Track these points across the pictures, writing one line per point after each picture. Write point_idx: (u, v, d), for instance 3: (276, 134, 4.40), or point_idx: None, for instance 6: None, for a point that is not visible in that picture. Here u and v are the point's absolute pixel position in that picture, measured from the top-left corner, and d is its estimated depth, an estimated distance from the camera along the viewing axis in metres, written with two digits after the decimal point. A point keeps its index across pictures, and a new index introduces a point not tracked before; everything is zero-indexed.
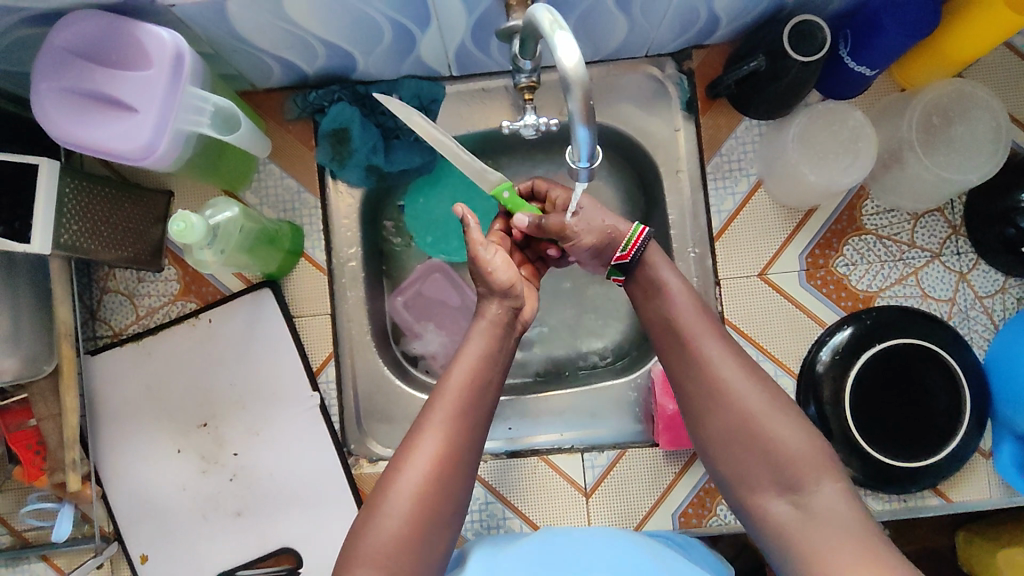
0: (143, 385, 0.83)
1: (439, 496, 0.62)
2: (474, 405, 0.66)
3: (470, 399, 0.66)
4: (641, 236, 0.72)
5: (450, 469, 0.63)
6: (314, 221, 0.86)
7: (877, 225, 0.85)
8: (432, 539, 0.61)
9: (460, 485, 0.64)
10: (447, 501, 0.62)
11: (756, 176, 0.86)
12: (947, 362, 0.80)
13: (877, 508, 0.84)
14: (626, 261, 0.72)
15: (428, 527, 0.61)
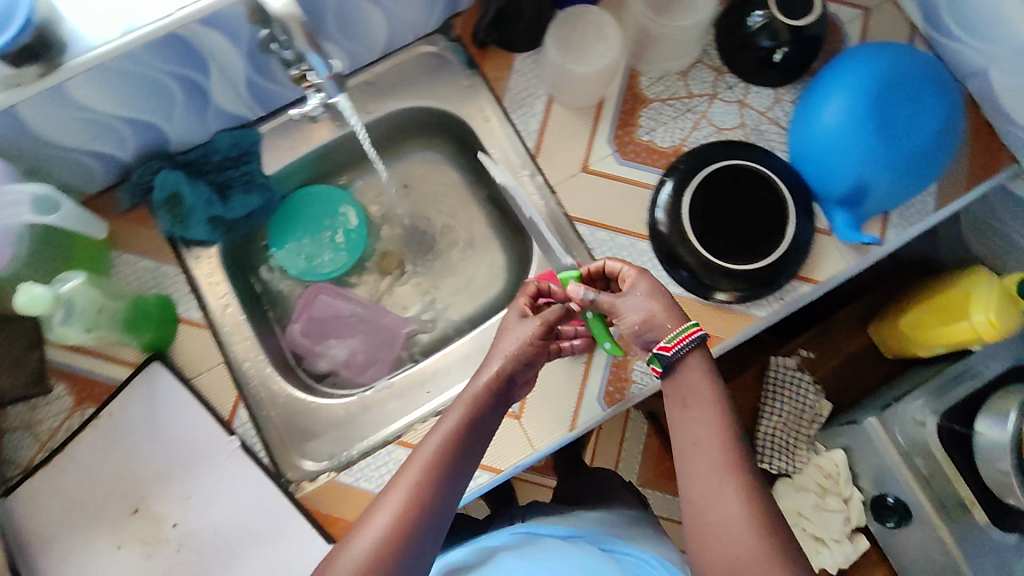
0: (66, 501, 0.82)
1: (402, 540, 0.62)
2: (446, 471, 0.67)
3: (440, 464, 0.66)
4: (691, 337, 0.72)
5: (407, 531, 0.62)
6: (180, 287, 0.90)
7: (657, 92, 0.98)
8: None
9: (420, 547, 0.63)
10: (404, 564, 0.61)
11: (546, 94, 0.97)
12: (746, 167, 0.91)
13: (763, 314, 0.92)
14: (667, 353, 0.72)
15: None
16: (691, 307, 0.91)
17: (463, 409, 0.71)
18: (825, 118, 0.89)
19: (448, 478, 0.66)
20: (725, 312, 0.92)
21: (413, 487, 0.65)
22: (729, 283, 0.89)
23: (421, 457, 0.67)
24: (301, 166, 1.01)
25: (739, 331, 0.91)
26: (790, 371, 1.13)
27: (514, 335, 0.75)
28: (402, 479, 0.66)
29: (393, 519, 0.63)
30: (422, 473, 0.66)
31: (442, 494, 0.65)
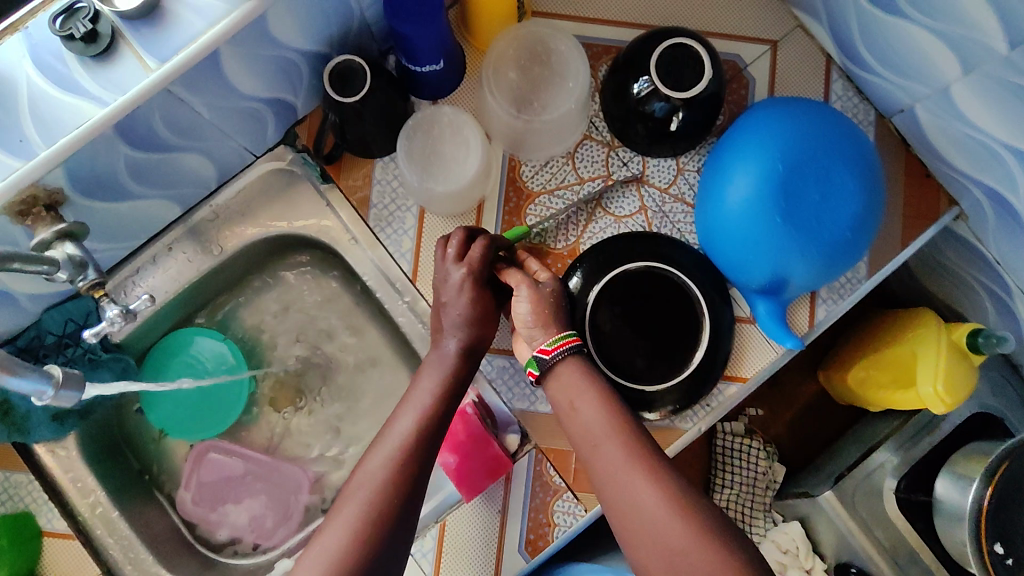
0: None
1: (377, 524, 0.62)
2: (417, 456, 0.67)
3: (413, 437, 0.68)
4: (569, 345, 0.72)
5: (385, 509, 0.63)
6: (37, 496, 0.82)
7: (543, 183, 0.85)
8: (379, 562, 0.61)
9: (398, 529, 0.63)
10: (383, 546, 0.62)
11: (416, 205, 0.84)
12: (641, 268, 0.81)
13: (690, 426, 0.82)
14: (543, 355, 0.72)
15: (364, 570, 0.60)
16: None
17: (435, 378, 0.72)
18: (731, 196, 0.76)
19: (417, 463, 0.67)
20: (652, 428, 0.82)
21: (392, 463, 0.66)
22: (643, 402, 0.80)
23: (396, 434, 0.68)
24: (163, 316, 0.89)
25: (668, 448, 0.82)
26: (737, 437, 1.06)
27: (457, 274, 0.75)
28: (379, 456, 0.67)
29: (372, 499, 0.63)
30: (397, 449, 0.67)
31: (419, 471, 0.66)
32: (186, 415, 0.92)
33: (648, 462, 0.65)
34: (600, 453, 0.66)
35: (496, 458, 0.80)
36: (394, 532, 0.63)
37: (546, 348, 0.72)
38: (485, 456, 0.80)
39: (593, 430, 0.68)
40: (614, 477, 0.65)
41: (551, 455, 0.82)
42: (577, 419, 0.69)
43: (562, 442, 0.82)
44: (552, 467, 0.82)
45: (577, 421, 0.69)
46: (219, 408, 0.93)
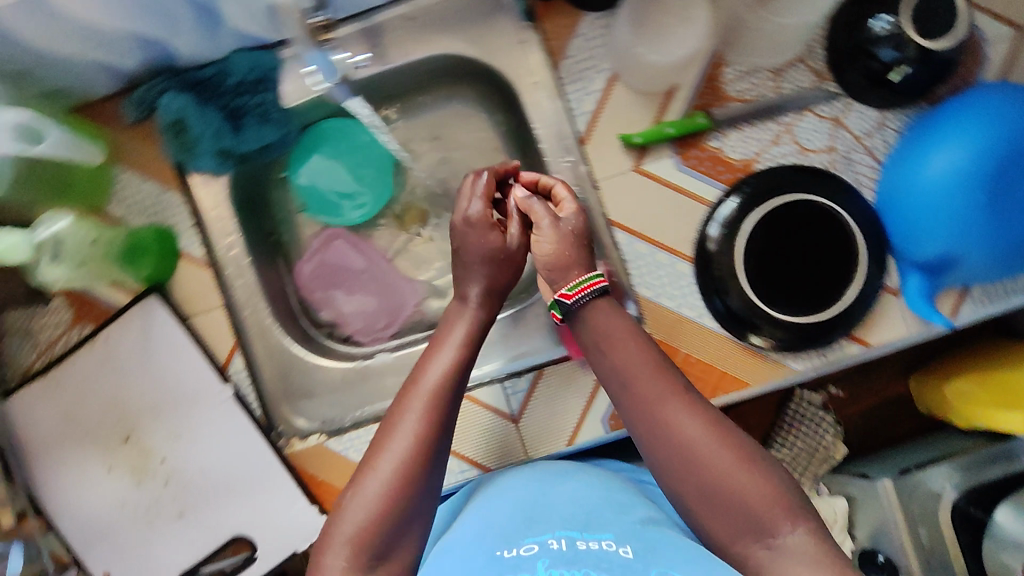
0: (61, 414, 0.84)
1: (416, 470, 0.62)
2: (443, 412, 0.65)
3: (448, 386, 0.66)
4: (598, 285, 0.67)
5: (422, 458, 0.62)
6: (182, 218, 0.86)
7: (741, 90, 0.83)
8: (413, 515, 0.61)
9: (429, 479, 0.63)
10: (417, 491, 0.62)
11: (609, 69, 0.83)
12: (816, 205, 0.79)
13: (797, 367, 0.84)
14: (566, 300, 0.68)
15: (402, 517, 0.60)
16: (720, 345, 0.84)
17: (464, 330, 0.71)
18: (934, 164, 0.75)
19: (449, 413, 0.65)
20: (760, 357, 0.84)
21: (422, 420, 0.63)
22: (769, 330, 0.81)
23: (422, 399, 0.64)
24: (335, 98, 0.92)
25: (768, 380, 0.84)
26: (813, 406, 1.07)
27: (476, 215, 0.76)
28: (411, 411, 0.64)
29: (402, 460, 0.62)
30: (424, 406, 0.64)
31: (450, 422, 0.65)
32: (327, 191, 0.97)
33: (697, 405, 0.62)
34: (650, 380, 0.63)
35: None
36: (427, 485, 0.62)
37: (569, 293, 0.68)
38: None
39: (643, 360, 0.64)
40: (646, 414, 0.62)
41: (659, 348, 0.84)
42: (608, 349, 0.65)
43: (675, 338, 0.84)
44: None
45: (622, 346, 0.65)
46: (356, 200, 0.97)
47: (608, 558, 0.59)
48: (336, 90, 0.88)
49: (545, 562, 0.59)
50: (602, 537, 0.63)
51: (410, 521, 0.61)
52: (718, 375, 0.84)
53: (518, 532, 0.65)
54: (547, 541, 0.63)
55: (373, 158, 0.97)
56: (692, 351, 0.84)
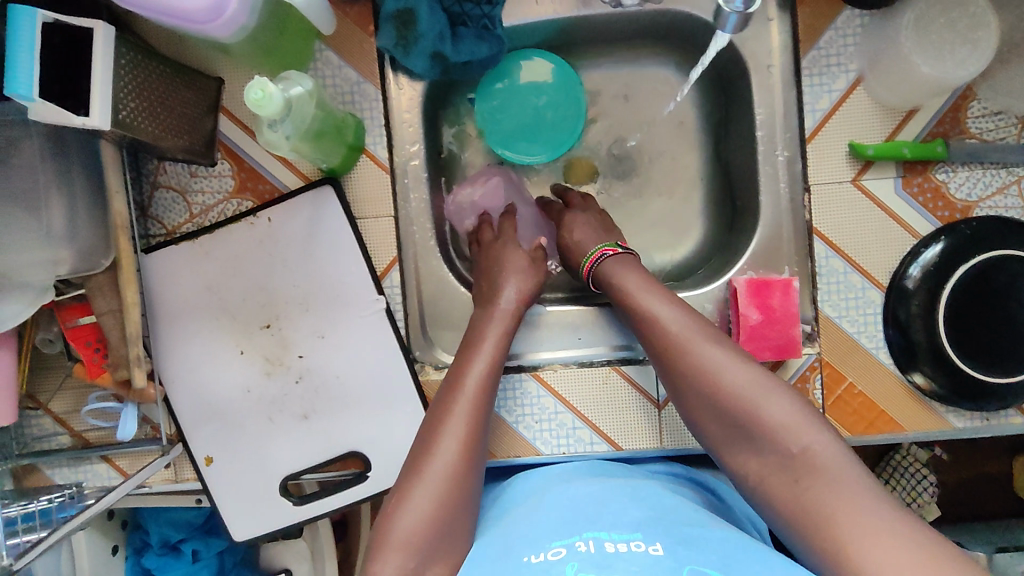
0: (202, 285, 0.80)
1: (467, 472, 0.65)
2: (475, 421, 0.68)
3: (480, 398, 0.69)
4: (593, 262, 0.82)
5: (468, 461, 0.66)
6: (375, 114, 0.80)
7: (982, 129, 0.79)
8: (462, 515, 0.63)
9: (473, 483, 0.66)
10: (469, 493, 0.65)
11: (856, 71, 0.79)
12: None
13: (958, 425, 0.81)
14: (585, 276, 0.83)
15: (451, 517, 0.63)
16: (885, 381, 0.81)
17: (487, 342, 0.74)
18: None
19: (478, 425, 0.68)
20: (922, 404, 0.81)
21: (461, 431, 0.67)
22: (945, 380, 0.78)
23: (464, 403, 0.68)
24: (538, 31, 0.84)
25: (925, 429, 0.81)
26: (916, 462, 1.06)
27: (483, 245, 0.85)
28: (455, 414, 0.68)
29: (454, 460, 0.65)
30: (471, 412, 0.68)
31: (484, 434, 0.69)
32: (505, 130, 0.88)
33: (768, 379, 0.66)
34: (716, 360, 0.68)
35: (794, 341, 0.77)
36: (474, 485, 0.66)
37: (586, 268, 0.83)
38: (784, 332, 0.77)
39: (711, 343, 0.69)
40: (705, 393, 0.67)
41: (826, 370, 0.81)
42: (682, 336, 0.70)
43: (844, 364, 0.81)
44: (820, 380, 0.81)
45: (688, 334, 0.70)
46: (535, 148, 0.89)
47: (640, 558, 0.54)
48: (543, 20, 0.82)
49: (574, 565, 0.54)
50: (631, 537, 0.58)
51: (461, 522, 0.63)
52: (877, 414, 0.81)
53: (542, 534, 0.60)
54: (573, 544, 0.57)
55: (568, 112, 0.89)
56: (859, 383, 0.81)
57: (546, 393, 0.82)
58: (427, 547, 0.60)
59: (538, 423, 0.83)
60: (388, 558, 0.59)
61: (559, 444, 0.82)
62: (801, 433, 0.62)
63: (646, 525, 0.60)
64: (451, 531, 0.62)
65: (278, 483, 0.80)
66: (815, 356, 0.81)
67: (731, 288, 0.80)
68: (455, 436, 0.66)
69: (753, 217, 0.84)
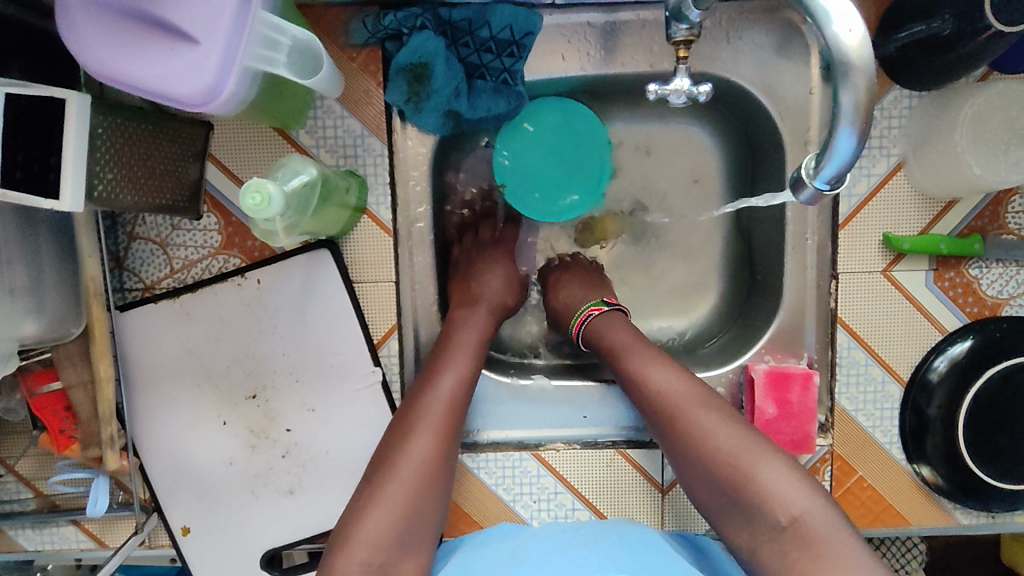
0: (183, 349, 0.73)
1: (434, 475, 0.63)
2: (447, 422, 0.66)
3: (454, 400, 0.67)
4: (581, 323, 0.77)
5: (441, 454, 0.64)
6: (378, 171, 0.74)
7: (1022, 224, 0.75)
8: (425, 518, 0.61)
9: (446, 480, 0.64)
10: (434, 496, 0.63)
11: (898, 156, 0.74)
12: None
13: (962, 521, 0.80)
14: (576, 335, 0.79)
15: (418, 517, 0.61)
16: (894, 475, 0.79)
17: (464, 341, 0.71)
18: None
19: (451, 428, 0.66)
20: (931, 498, 0.79)
21: (437, 425, 0.65)
22: (958, 481, 0.76)
23: (438, 399, 0.66)
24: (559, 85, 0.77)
25: (931, 523, 0.80)
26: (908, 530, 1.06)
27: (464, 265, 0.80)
28: (430, 408, 0.66)
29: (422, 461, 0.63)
30: (448, 405, 0.66)
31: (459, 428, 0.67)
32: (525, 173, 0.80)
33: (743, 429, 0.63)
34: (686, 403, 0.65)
35: (808, 438, 0.74)
36: (442, 489, 0.63)
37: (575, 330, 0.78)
38: (799, 428, 0.74)
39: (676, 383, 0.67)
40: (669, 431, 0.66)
41: (837, 463, 0.78)
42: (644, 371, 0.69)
43: (857, 457, 0.78)
44: (829, 473, 0.78)
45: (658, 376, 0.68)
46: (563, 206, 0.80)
47: None
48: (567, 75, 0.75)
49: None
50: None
51: (422, 529, 0.61)
52: (883, 507, 0.79)
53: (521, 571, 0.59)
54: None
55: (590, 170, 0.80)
56: (869, 476, 0.78)
57: (547, 472, 0.78)
58: (395, 544, 0.59)
59: (536, 503, 0.79)
60: (349, 559, 0.57)
61: None
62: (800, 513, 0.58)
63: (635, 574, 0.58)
64: (414, 537, 0.60)
65: (259, 558, 0.76)
66: (829, 449, 0.78)
67: (748, 376, 0.76)
68: (426, 435, 0.64)
69: (774, 297, 0.80)
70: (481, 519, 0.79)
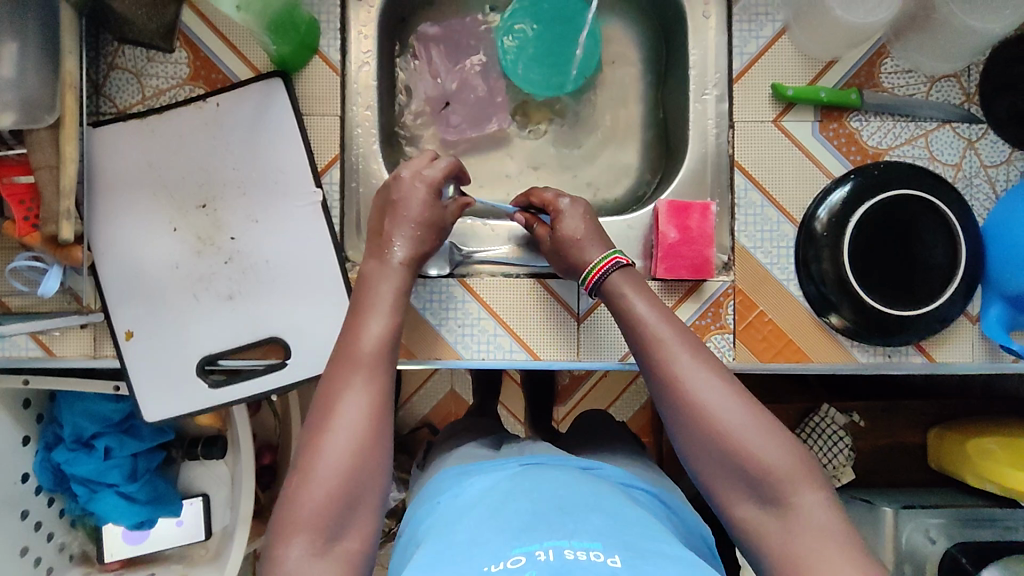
0: (143, 161, 0.81)
1: (370, 436, 0.59)
2: (377, 379, 0.63)
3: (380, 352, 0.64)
4: (605, 268, 0.73)
5: (371, 430, 0.60)
6: (332, 18, 0.85)
7: (894, 84, 0.86)
8: (370, 482, 0.58)
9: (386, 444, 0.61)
10: (380, 456, 0.60)
11: (782, 22, 0.85)
12: (926, 204, 0.81)
13: (861, 359, 0.85)
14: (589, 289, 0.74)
15: (360, 489, 0.58)
16: (792, 311, 0.85)
17: (390, 289, 0.69)
18: None
19: (383, 384, 0.63)
20: (829, 339, 0.85)
21: (367, 397, 0.61)
22: (849, 312, 0.82)
23: (363, 345, 0.64)
24: None
25: (830, 361, 0.85)
26: (834, 426, 1.09)
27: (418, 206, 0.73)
28: (356, 373, 0.62)
29: (355, 430, 0.59)
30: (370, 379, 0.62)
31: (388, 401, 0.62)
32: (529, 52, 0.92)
33: (752, 406, 0.62)
34: (699, 384, 0.62)
35: (708, 260, 0.82)
36: (383, 444, 0.60)
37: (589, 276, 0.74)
38: (698, 253, 0.83)
39: (694, 364, 0.64)
40: (679, 417, 0.63)
41: (739, 297, 0.85)
42: (664, 351, 0.65)
43: (757, 292, 0.85)
44: (732, 306, 0.85)
45: (674, 345, 0.65)
46: (538, 69, 0.92)
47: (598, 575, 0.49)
48: None
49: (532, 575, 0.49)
50: (591, 545, 0.52)
51: (367, 487, 0.58)
52: (785, 342, 0.85)
53: (497, 536, 0.55)
54: (533, 551, 0.52)
55: (559, 55, 0.92)
56: (769, 311, 0.85)
57: (471, 298, 0.85)
58: (333, 526, 0.56)
59: (460, 328, 0.85)
60: (292, 541, 0.54)
61: (479, 349, 0.85)
62: (798, 488, 0.58)
63: (607, 532, 0.54)
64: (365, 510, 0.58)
65: (195, 364, 0.81)
66: (730, 283, 0.85)
67: (654, 211, 0.84)
68: (354, 399, 0.60)
69: (680, 155, 0.90)
70: (406, 341, 0.85)
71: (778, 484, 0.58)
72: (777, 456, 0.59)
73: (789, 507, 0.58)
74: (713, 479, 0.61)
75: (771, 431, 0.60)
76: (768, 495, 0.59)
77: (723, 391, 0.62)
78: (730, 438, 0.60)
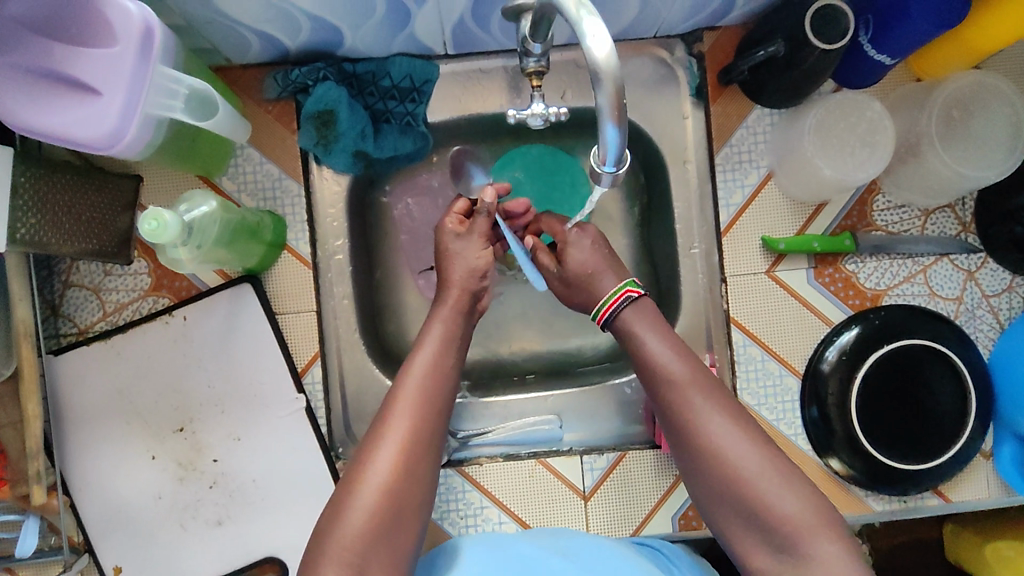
0: (113, 388, 0.77)
1: (414, 465, 0.60)
2: (429, 411, 0.63)
3: (432, 381, 0.65)
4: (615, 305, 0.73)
5: (414, 454, 0.60)
6: (297, 210, 0.80)
7: (887, 221, 0.82)
8: (410, 511, 0.59)
9: (430, 472, 0.61)
10: (421, 482, 0.60)
11: (767, 167, 0.82)
12: (931, 350, 0.79)
13: (877, 508, 0.83)
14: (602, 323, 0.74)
15: (399, 514, 0.58)
16: (803, 466, 0.83)
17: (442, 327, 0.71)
18: None
19: (433, 411, 0.63)
20: (841, 488, 0.83)
21: (411, 422, 0.62)
22: (859, 465, 0.79)
23: (413, 375, 0.65)
24: (483, 124, 0.86)
25: (847, 512, 0.83)
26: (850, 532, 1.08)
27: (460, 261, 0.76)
28: (403, 402, 0.63)
29: (398, 455, 0.60)
30: (414, 411, 0.63)
31: (434, 432, 0.62)
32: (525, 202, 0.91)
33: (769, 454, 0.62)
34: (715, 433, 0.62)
35: None
36: (426, 473, 0.61)
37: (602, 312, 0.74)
38: None
39: (708, 410, 0.64)
40: (693, 465, 0.63)
41: None
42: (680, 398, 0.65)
43: None
44: None
45: (690, 387, 0.65)
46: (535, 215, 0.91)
47: None
48: (468, 116, 0.84)
49: None
50: None
51: (405, 516, 0.58)
52: None
53: None
54: None
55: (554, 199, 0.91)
56: None
57: (472, 487, 0.82)
58: (364, 555, 0.56)
59: (462, 519, 0.82)
60: (326, 571, 0.55)
61: None
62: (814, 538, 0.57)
63: None
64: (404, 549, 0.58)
65: None
66: None
67: None
68: (396, 434, 0.61)
69: (674, 306, 0.87)
70: None
71: (796, 536, 0.58)
72: (792, 508, 0.58)
73: (805, 559, 0.57)
74: (727, 526, 0.62)
75: (785, 477, 0.60)
76: (783, 544, 0.58)
77: (754, 465, 0.61)
78: (745, 483, 0.60)
